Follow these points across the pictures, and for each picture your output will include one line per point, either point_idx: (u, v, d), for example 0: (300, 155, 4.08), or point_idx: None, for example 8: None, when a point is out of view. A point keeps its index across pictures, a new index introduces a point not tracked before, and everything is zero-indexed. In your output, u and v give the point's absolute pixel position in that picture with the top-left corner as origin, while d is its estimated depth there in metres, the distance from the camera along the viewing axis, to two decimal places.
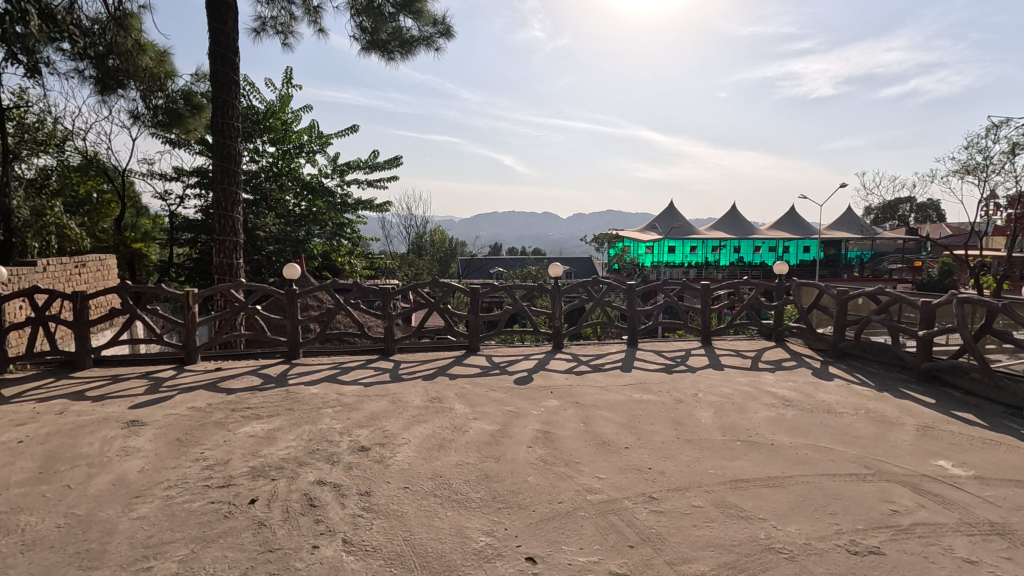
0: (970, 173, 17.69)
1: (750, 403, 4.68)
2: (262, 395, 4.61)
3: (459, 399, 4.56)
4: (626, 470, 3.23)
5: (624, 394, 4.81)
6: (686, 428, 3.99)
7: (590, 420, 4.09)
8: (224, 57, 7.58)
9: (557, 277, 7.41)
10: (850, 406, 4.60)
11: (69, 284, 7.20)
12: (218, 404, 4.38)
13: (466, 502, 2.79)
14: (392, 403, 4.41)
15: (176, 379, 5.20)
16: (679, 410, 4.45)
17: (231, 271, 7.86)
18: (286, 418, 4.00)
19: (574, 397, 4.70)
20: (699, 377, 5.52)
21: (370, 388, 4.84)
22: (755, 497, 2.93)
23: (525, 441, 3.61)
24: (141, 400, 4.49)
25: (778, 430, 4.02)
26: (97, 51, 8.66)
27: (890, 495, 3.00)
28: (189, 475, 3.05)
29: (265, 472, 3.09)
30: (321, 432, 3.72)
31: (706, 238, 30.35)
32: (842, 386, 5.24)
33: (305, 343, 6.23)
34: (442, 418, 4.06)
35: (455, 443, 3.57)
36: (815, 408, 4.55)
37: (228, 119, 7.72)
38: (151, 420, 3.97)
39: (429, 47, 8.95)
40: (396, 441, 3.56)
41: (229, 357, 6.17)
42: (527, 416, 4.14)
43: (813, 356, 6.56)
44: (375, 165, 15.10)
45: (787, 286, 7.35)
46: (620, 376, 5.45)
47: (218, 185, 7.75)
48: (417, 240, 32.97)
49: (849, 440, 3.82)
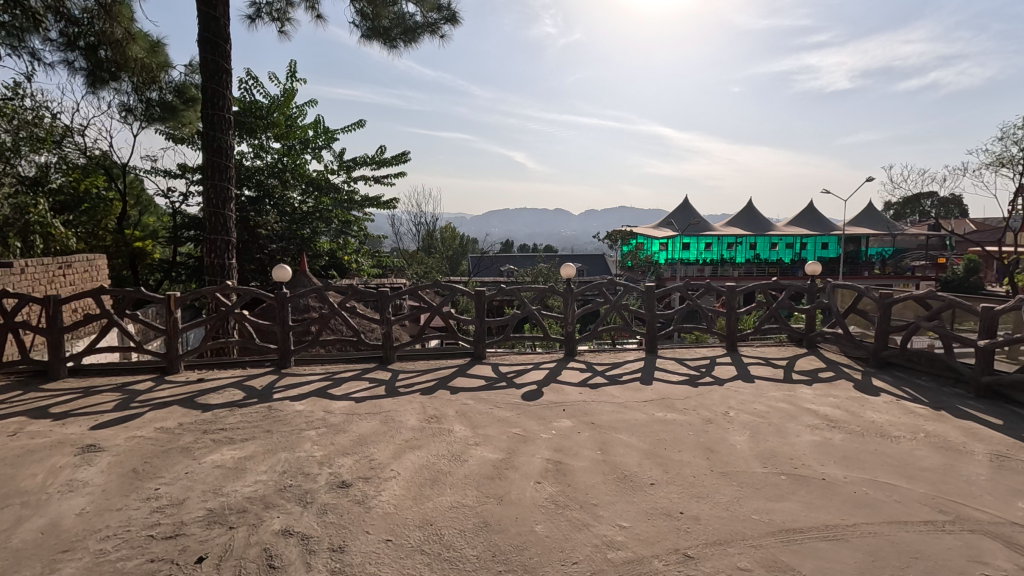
0: (1006, 165, 16.86)
1: (789, 424, 4.11)
2: (241, 413, 4.13)
3: (460, 419, 4.04)
4: (654, 514, 2.71)
5: (645, 413, 4.27)
6: (720, 457, 3.44)
7: (608, 447, 3.55)
8: (215, 45, 7.14)
9: (572, 278, 6.82)
10: (905, 429, 4.02)
11: (52, 286, 6.79)
12: (189, 424, 3.90)
13: (460, 563, 2.28)
14: (384, 424, 3.91)
15: (152, 392, 4.76)
16: (710, 433, 3.90)
17: (223, 273, 7.38)
18: (261, 443, 3.53)
19: (589, 416, 4.17)
20: (728, 391, 4.95)
21: (362, 405, 4.35)
22: (814, 556, 2.39)
23: (532, 475, 3.09)
24: (107, 418, 4.03)
25: (827, 459, 3.46)
26: (86, 41, 8.12)
27: (981, 553, 2.44)
28: (133, 522, 2.57)
29: (223, 517, 2.60)
30: (298, 462, 3.23)
31: (723, 234, 29.62)
32: (892, 403, 4.65)
33: (297, 350, 5.77)
34: (439, 444, 3.55)
35: (451, 477, 3.06)
36: (865, 431, 3.98)
37: (220, 110, 7.26)
38: (109, 445, 3.51)
39: (434, 34, 8.46)
40: (382, 475, 3.06)
41: (214, 366, 5.71)
42: (536, 441, 3.61)
43: (852, 365, 5.98)
44: (382, 161, 14.69)
45: (821, 288, 6.74)
46: (641, 391, 4.90)
47: (208, 181, 7.31)
48: (428, 239, 32.58)
49: (914, 474, 3.25)
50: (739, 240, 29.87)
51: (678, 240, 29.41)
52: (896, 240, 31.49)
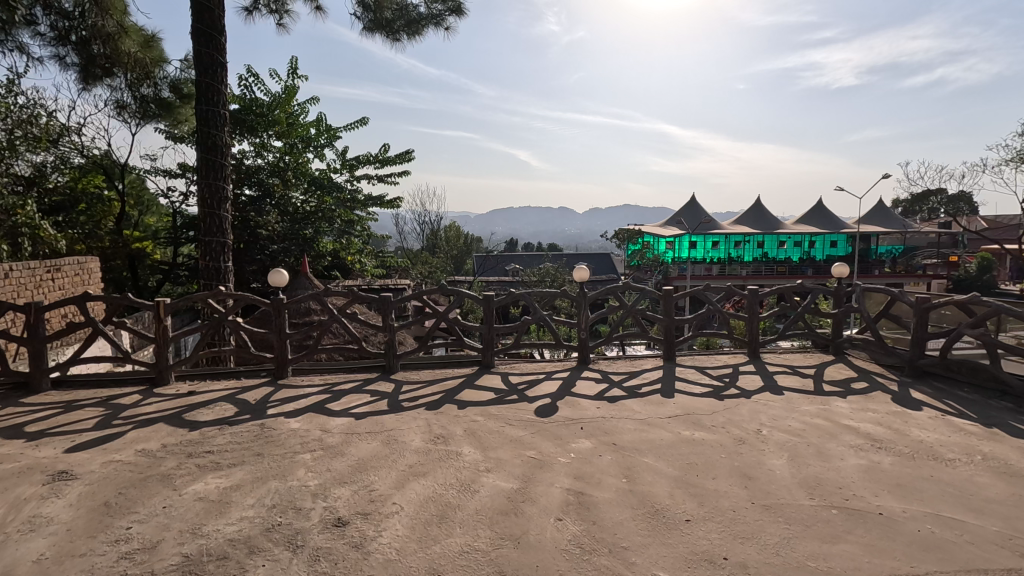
0: None
1: (830, 444, 3.75)
2: (231, 433, 3.79)
3: (469, 439, 3.69)
4: (695, 562, 2.35)
5: (671, 432, 3.91)
6: (760, 486, 3.08)
7: (634, 473, 3.19)
8: (209, 36, 6.81)
9: (585, 282, 6.44)
10: (959, 450, 3.65)
11: (39, 291, 6.50)
12: (173, 446, 3.56)
13: None
14: (385, 446, 3.56)
15: (137, 407, 4.43)
16: (744, 455, 3.53)
17: (218, 276, 7.06)
18: (251, 469, 3.19)
19: (610, 435, 3.81)
20: (757, 406, 4.57)
21: (361, 423, 4.01)
22: None
23: (553, 511, 2.75)
24: (86, 439, 3.70)
25: (879, 488, 3.10)
26: (78, 36, 7.80)
27: None
28: (97, 572, 2.24)
29: (201, 566, 2.27)
30: (289, 493, 2.89)
31: (729, 234, 29.18)
32: (938, 419, 4.27)
33: (294, 360, 5.44)
34: (447, 470, 3.21)
35: (460, 512, 2.72)
36: (915, 453, 3.61)
37: (214, 106, 6.92)
38: (83, 472, 3.17)
39: (438, 26, 8.11)
40: (384, 511, 2.71)
41: (206, 377, 5.37)
42: (554, 466, 3.26)
43: (885, 374, 5.60)
44: (385, 159, 14.38)
45: (849, 291, 6.35)
46: (663, 405, 4.54)
47: (202, 180, 6.98)
48: (433, 238, 32.24)
49: (982, 508, 2.89)
50: (747, 238, 29.43)
51: (686, 238, 28.95)
52: (907, 238, 30.97)
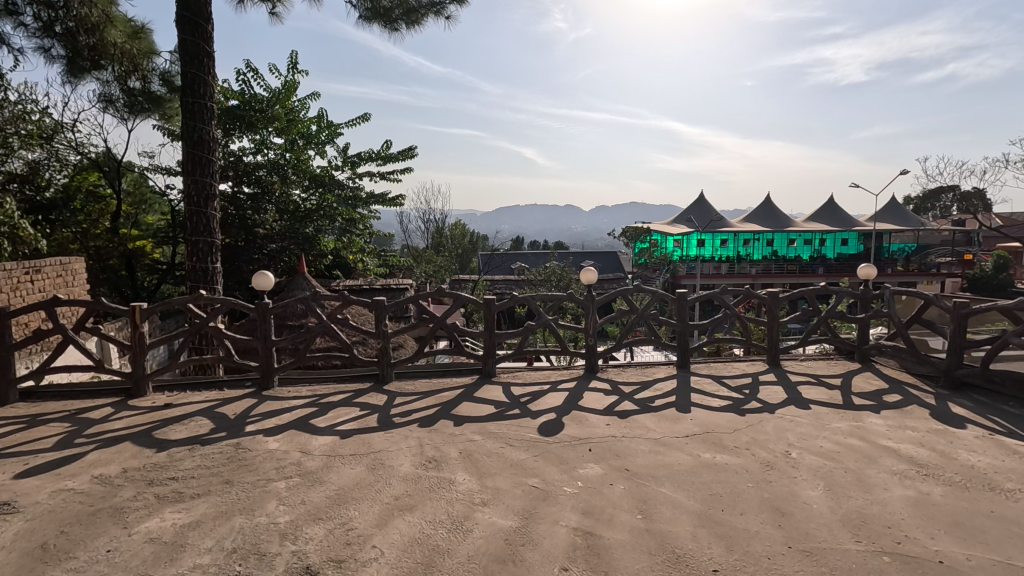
0: None
1: (869, 470, 3.33)
2: (202, 455, 3.42)
3: (464, 463, 3.31)
4: None
5: (689, 455, 3.50)
6: (796, 525, 2.68)
7: (651, 508, 2.80)
8: (195, 24, 6.44)
9: (593, 284, 6.01)
10: (1017, 478, 3.22)
11: (16, 294, 6.18)
12: (135, 472, 3.20)
13: None
14: (370, 472, 3.18)
15: (106, 422, 4.07)
16: (774, 484, 3.13)
17: (205, 277, 6.70)
18: (215, 502, 2.81)
19: (622, 459, 3.41)
20: (783, 423, 4.16)
21: (347, 443, 3.63)
22: None
23: (558, 557, 2.36)
24: (42, 461, 3.35)
25: (934, 527, 2.69)
26: (62, 27, 7.43)
27: None
28: None
29: None
30: (254, 534, 2.52)
31: (739, 232, 28.63)
32: (986, 439, 3.85)
33: (281, 369, 5.07)
34: (437, 503, 2.82)
35: (450, 560, 2.33)
36: (968, 481, 3.19)
37: (201, 98, 6.56)
38: (28, 504, 2.81)
39: (439, 15, 7.71)
40: (361, 558, 2.33)
41: (186, 388, 5.01)
42: (559, 499, 2.87)
43: (919, 385, 5.15)
44: (387, 156, 14.03)
45: (878, 295, 5.88)
46: (680, 421, 4.14)
47: (188, 176, 6.62)
48: (439, 237, 31.84)
49: None
50: (756, 236, 28.88)
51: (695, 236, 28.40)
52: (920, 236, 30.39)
